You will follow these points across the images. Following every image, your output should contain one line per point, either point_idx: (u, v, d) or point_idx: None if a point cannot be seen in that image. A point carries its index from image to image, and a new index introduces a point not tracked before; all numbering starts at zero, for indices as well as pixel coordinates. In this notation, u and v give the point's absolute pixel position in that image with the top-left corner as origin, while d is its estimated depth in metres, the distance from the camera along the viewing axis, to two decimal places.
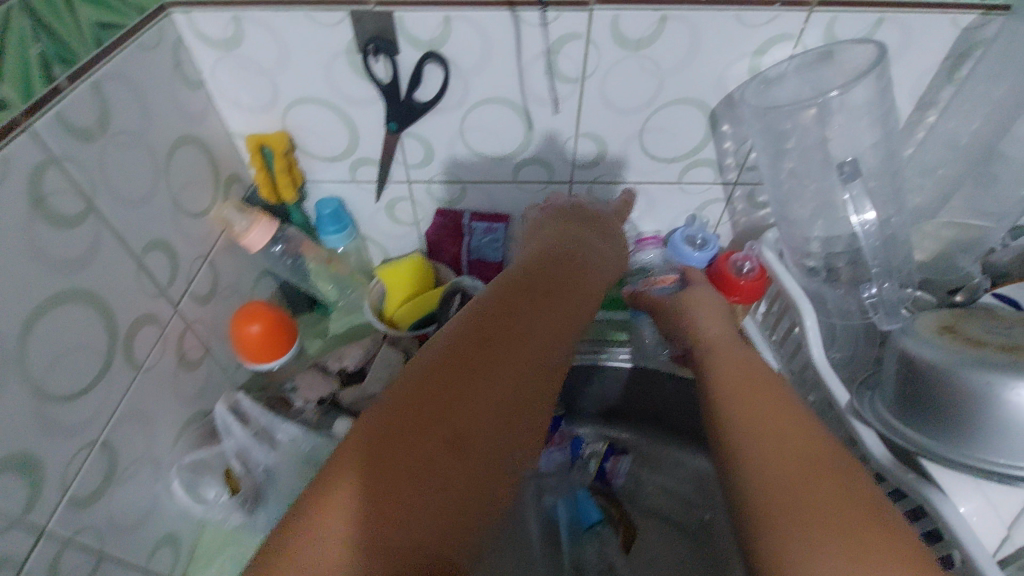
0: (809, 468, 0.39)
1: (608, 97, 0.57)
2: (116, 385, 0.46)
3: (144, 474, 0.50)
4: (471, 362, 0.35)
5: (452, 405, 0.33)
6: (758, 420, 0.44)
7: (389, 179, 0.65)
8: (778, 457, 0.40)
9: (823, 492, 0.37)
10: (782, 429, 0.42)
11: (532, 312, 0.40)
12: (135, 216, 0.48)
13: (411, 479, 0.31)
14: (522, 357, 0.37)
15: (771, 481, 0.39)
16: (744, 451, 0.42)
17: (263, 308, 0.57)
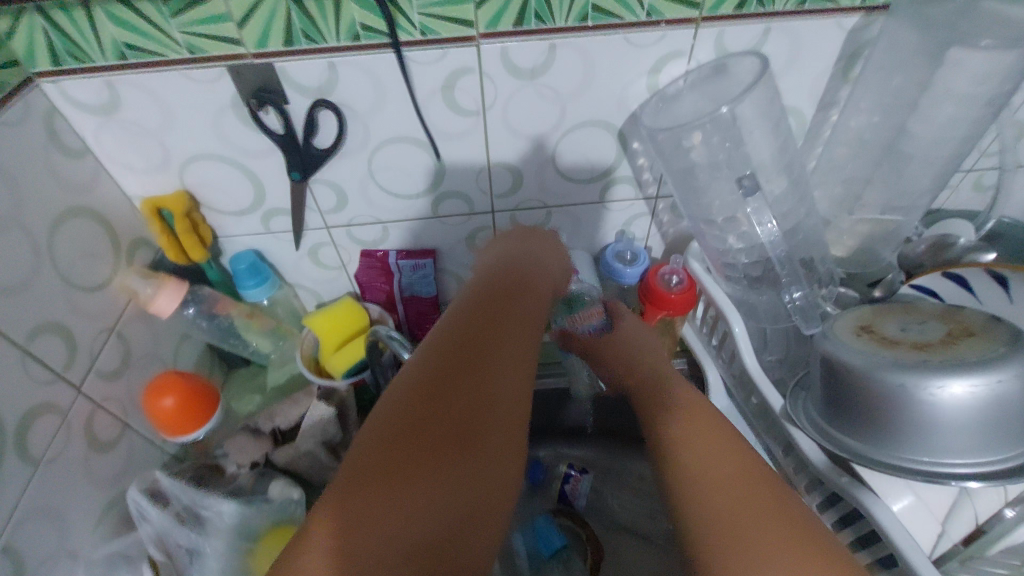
0: (744, 471, 0.37)
1: (513, 126, 0.56)
2: (10, 487, 0.43)
3: (58, 572, 0.47)
4: (433, 399, 0.35)
5: (420, 448, 0.33)
6: (690, 434, 0.42)
7: (306, 226, 0.63)
8: (720, 475, 0.37)
9: (754, 506, 0.35)
10: (720, 442, 0.40)
11: (490, 338, 0.40)
12: (19, 303, 0.45)
13: (383, 531, 0.29)
14: (481, 386, 0.36)
15: (706, 493, 0.37)
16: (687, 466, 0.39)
17: (175, 380, 0.54)
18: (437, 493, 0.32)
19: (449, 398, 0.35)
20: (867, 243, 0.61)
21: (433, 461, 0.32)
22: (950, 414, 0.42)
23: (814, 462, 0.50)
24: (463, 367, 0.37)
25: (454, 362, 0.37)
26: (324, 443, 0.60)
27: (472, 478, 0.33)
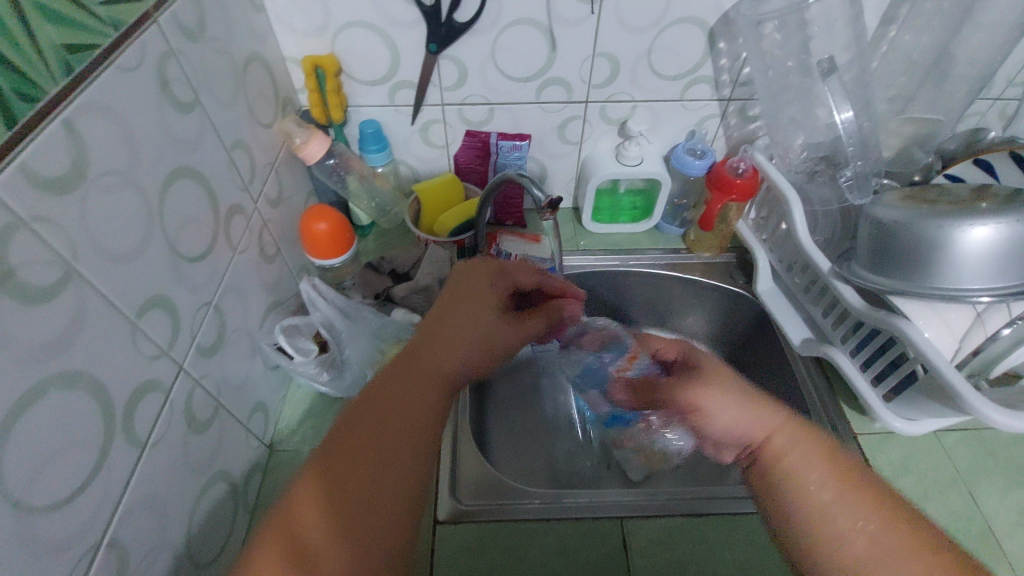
0: (882, 516, 0.38)
1: (622, 18, 0.65)
2: (220, 260, 0.53)
3: (243, 343, 0.56)
4: (354, 443, 0.41)
5: (343, 493, 0.39)
6: (797, 463, 0.42)
7: (426, 101, 0.73)
8: (827, 516, 0.39)
9: (868, 514, 0.38)
10: (843, 498, 0.39)
11: (411, 381, 0.45)
12: (226, 116, 0.55)
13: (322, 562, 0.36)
14: (406, 426, 0.42)
15: (819, 506, 0.40)
16: (805, 522, 0.40)
17: (329, 209, 0.65)
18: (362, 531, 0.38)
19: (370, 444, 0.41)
20: (908, 143, 0.71)
21: (343, 513, 0.38)
22: (975, 254, 0.53)
23: (855, 306, 0.62)
24: (391, 407, 0.43)
25: (377, 404, 0.43)
26: (438, 281, 0.71)
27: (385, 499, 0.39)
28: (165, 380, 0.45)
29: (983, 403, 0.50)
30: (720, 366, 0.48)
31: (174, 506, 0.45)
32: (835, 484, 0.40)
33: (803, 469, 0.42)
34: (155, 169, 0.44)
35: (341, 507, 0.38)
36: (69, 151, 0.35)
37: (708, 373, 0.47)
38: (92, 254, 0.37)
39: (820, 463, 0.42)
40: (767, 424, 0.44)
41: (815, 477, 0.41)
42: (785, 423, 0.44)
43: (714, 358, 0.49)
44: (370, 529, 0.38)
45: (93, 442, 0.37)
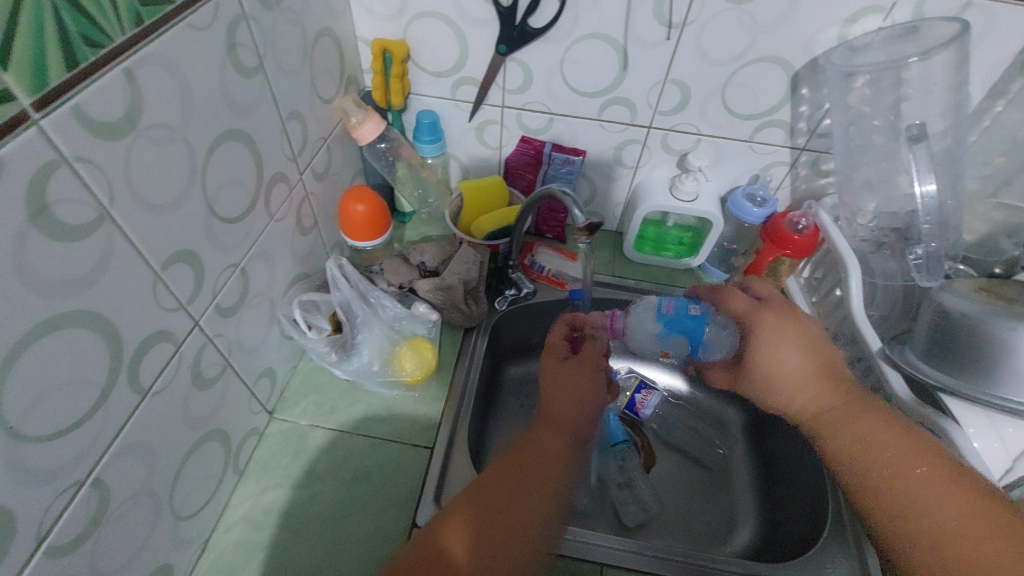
0: (908, 451, 0.47)
1: (702, 47, 0.62)
2: (255, 226, 0.53)
3: (262, 309, 0.57)
4: (499, 472, 0.54)
5: (497, 501, 0.51)
6: (846, 417, 0.51)
7: (486, 101, 0.72)
8: (875, 447, 0.48)
9: (946, 489, 0.43)
10: (887, 441, 0.48)
11: (543, 450, 0.56)
12: (287, 86, 0.55)
13: (476, 540, 0.48)
14: (527, 474, 0.53)
15: (910, 497, 0.45)
16: (858, 455, 0.49)
17: (368, 191, 0.65)
18: (489, 539, 0.48)
19: (495, 484, 0.52)
20: (994, 231, 0.66)
21: (489, 528, 0.49)
22: None
23: (900, 396, 0.56)
24: (515, 463, 0.54)
25: (494, 479, 0.53)
26: (463, 282, 0.70)
27: (502, 536, 0.49)
28: (180, 332, 0.45)
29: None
30: (852, 433, 0.50)
31: (166, 456, 0.46)
32: (902, 444, 0.47)
33: (893, 466, 0.47)
34: (205, 129, 0.44)
35: (492, 533, 0.49)
36: (126, 97, 0.36)
37: (847, 414, 0.51)
38: (128, 200, 0.37)
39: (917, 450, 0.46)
40: (870, 452, 0.48)
41: (909, 483, 0.45)
42: (887, 446, 0.48)
43: (866, 411, 0.51)
44: (508, 494, 0.51)
45: (95, 382, 0.37)
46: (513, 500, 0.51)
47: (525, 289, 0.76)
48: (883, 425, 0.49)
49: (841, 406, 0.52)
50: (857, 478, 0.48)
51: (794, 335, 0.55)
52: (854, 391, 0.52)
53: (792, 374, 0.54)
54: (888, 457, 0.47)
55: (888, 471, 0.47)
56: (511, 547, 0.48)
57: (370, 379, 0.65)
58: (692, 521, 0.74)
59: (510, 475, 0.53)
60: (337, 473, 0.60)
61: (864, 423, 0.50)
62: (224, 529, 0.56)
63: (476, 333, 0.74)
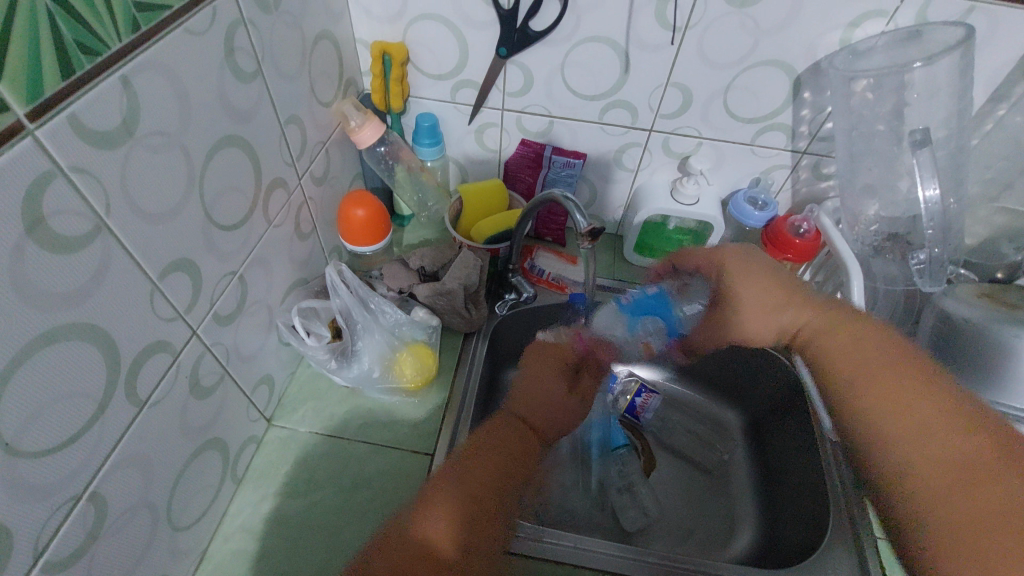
0: (899, 367, 0.46)
1: (704, 50, 0.62)
2: (253, 232, 0.52)
3: (261, 316, 0.56)
4: (465, 476, 0.51)
5: (464, 508, 0.49)
6: (833, 329, 0.51)
7: (486, 103, 0.72)
8: (863, 359, 0.48)
9: (933, 405, 0.43)
10: (881, 354, 0.47)
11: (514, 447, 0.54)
12: (286, 90, 0.55)
13: (441, 558, 0.45)
14: (495, 476, 0.52)
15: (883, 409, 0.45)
16: (839, 366, 0.49)
17: (369, 196, 0.65)
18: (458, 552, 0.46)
19: (460, 490, 0.50)
20: (995, 235, 0.68)
21: (461, 538, 0.47)
22: None
23: None
24: (490, 459, 0.52)
25: (460, 484, 0.51)
26: (464, 287, 0.69)
27: (471, 543, 0.47)
28: (177, 342, 0.45)
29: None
30: (839, 344, 0.50)
31: (163, 466, 0.45)
32: (892, 359, 0.47)
33: (879, 383, 0.46)
34: (203, 136, 0.43)
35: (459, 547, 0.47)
36: (123, 105, 0.35)
37: (831, 327, 0.51)
38: (125, 210, 0.37)
39: (910, 381, 0.45)
40: (842, 361, 0.49)
41: (901, 405, 0.44)
42: (867, 360, 0.47)
43: (855, 325, 0.51)
44: (476, 501, 0.50)
45: (92, 396, 0.37)
46: (478, 505, 0.50)
47: (526, 293, 0.76)
48: (869, 345, 0.48)
49: (820, 322, 0.52)
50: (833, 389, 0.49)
51: (760, 273, 0.54)
52: (842, 309, 0.52)
53: (764, 311, 0.54)
54: (874, 371, 0.47)
55: (874, 395, 0.46)
56: (477, 554, 0.48)
57: (371, 385, 0.64)
58: (693, 525, 0.74)
59: (478, 477, 0.51)
60: (336, 481, 0.60)
61: (849, 344, 0.49)
62: (222, 539, 0.55)
63: (476, 337, 0.73)
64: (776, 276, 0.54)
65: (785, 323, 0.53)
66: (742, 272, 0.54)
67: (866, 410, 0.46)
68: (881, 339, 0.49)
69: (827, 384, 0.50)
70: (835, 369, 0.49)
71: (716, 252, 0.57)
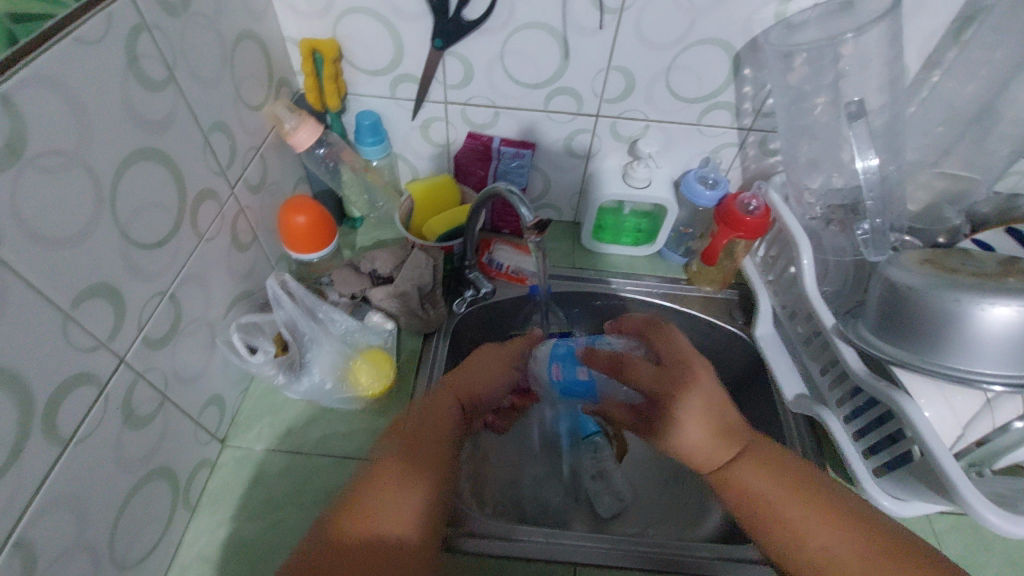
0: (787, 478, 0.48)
1: (642, 32, 0.61)
2: (182, 248, 0.50)
3: (201, 335, 0.54)
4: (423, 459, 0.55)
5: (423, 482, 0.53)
6: (744, 458, 0.50)
7: (428, 97, 0.70)
8: (765, 478, 0.48)
9: (834, 528, 0.43)
10: (780, 470, 0.49)
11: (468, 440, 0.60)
12: (206, 96, 0.52)
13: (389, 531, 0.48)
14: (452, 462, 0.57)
15: (774, 516, 0.46)
16: (729, 479, 0.50)
17: (308, 201, 0.62)
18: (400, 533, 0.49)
19: (394, 481, 0.52)
20: (938, 200, 0.67)
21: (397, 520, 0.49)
22: (996, 334, 0.49)
23: (856, 371, 0.57)
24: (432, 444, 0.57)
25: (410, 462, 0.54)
26: (417, 288, 0.67)
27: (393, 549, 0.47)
28: (103, 372, 0.42)
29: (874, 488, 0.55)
30: (755, 466, 0.49)
31: (100, 504, 0.43)
32: (774, 466, 0.49)
33: (772, 497, 0.47)
34: (109, 152, 0.41)
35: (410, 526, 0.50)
36: (6, 126, 0.32)
37: (741, 457, 0.50)
38: (21, 238, 0.34)
39: (815, 506, 0.45)
40: (763, 485, 0.48)
41: (810, 525, 0.44)
42: (760, 470, 0.49)
43: (759, 449, 0.51)
44: (433, 482, 0.54)
45: (4, 439, 0.34)
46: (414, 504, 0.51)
47: (484, 288, 0.74)
48: (773, 464, 0.49)
49: (735, 450, 0.51)
50: (755, 516, 0.47)
51: (702, 398, 0.54)
52: (739, 435, 0.52)
53: (695, 422, 0.52)
54: (779, 495, 0.47)
55: (794, 517, 0.45)
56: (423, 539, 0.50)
57: (327, 397, 0.62)
58: (667, 505, 0.75)
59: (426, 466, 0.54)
60: (297, 497, 0.58)
61: (760, 470, 0.49)
62: (180, 569, 0.53)
63: (437, 336, 0.72)
64: (717, 405, 0.54)
65: (715, 456, 0.51)
66: (685, 361, 0.58)
67: (779, 530, 0.45)
68: (781, 465, 0.49)
69: (744, 518, 0.48)
70: (753, 493, 0.48)
71: (666, 342, 0.62)
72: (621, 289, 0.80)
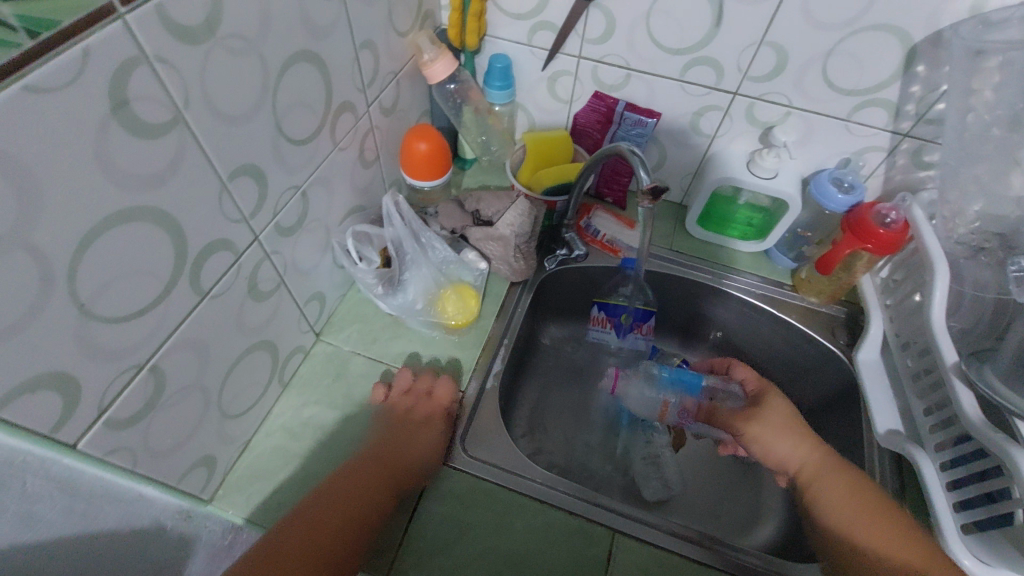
0: (863, 499, 0.55)
1: (809, 9, 0.56)
2: (319, 151, 0.54)
3: (318, 235, 0.59)
4: (335, 510, 0.52)
5: (325, 534, 0.50)
6: (825, 480, 0.57)
7: (563, 49, 0.69)
8: (846, 499, 0.55)
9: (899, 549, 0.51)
10: (856, 494, 0.55)
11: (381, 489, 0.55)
12: (365, 14, 0.55)
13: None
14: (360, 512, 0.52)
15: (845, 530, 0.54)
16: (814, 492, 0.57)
17: (432, 131, 0.65)
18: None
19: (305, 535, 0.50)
20: None
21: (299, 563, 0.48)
22: None
23: (969, 417, 0.51)
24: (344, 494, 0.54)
25: (321, 515, 0.52)
26: (514, 236, 0.68)
27: None
28: (240, 243, 0.47)
29: (957, 543, 0.49)
30: (837, 487, 0.56)
31: (218, 358, 0.49)
32: (855, 489, 0.56)
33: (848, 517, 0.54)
34: (280, 47, 0.45)
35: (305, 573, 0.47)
36: (206, 3, 0.37)
37: (824, 478, 0.57)
38: (203, 107, 0.39)
39: (885, 528, 0.52)
40: (839, 502, 0.56)
41: (882, 540, 0.52)
42: (839, 490, 0.56)
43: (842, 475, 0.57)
44: (335, 534, 0.50)
45: (160, 277, 0.40)
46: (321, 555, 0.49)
47: (577, 251, 0.75)
48: (853, 488, 0.56)
49: (820, 471, 0.58)
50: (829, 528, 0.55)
51: (788, 421, 0.61)
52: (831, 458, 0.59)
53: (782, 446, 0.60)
54: (855, 516, 0.54)
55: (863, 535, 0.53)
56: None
57: (413, 317, 0.67)
58: (717, 507, 0.72)
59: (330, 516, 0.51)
60: (372, 401, 0.63)
61: (842, 493, 0.56)
62: (265, 434, 0.60)
63: (521, 286, 0.74)
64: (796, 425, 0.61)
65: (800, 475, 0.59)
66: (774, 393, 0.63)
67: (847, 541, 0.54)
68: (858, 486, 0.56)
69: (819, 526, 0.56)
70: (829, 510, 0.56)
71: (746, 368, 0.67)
72: (722, 284, 0.76)
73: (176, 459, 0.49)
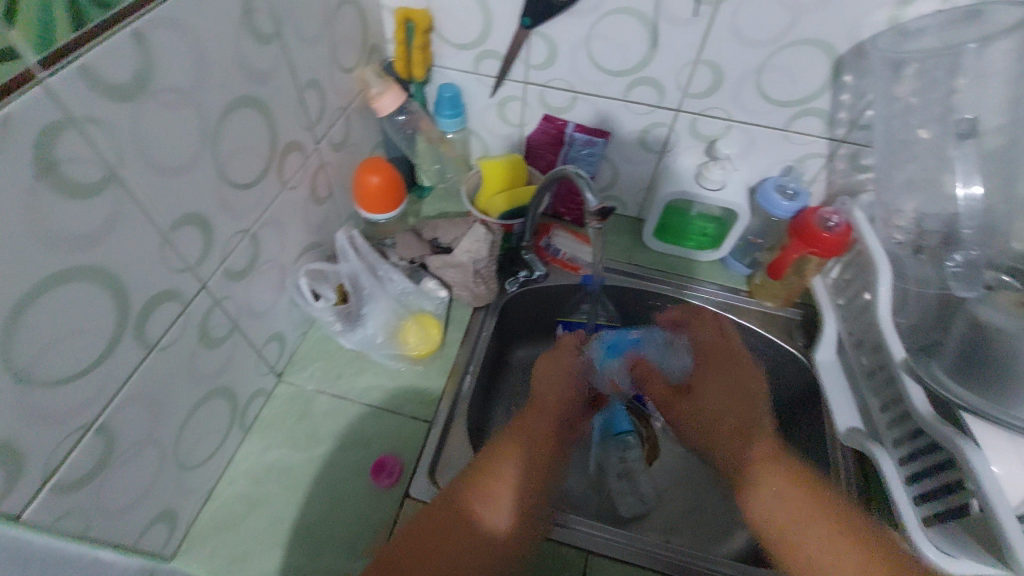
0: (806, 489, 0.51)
1: (738, 28, 0.58)
2: (267, 192, 0.54)
3: (272, 275, 0.58)
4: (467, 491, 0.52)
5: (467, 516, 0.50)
6: (764, 463, 0.54)
7: (509, 76, 0.71)
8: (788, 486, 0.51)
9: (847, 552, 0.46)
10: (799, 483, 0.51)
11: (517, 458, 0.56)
12: (307, 55, 0.56)
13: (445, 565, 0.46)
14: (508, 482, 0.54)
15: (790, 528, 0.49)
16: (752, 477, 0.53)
17: (383, 163, 0.65)
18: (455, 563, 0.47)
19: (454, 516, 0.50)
20: None
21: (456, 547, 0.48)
22: None
23: (919, 411, 0.52)
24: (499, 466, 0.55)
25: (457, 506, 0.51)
26: (471, 262, 0.68)
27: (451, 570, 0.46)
28: (187, 292, 0.47)
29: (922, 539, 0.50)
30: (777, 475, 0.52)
31: (173, 408, 0.48)
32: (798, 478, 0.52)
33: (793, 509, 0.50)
34: (218, 96, 0.45)
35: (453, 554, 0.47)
36: (136, 59, 0.37)
37: (766, 462, 0.54)
38: (137, 161, 0.39)
39: (830, 526, 0.48)
40: (784, 494, 0.51)
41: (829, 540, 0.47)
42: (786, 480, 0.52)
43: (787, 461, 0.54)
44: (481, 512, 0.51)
45: (101, 336, 0.39)
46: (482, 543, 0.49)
47: (537, 272, 0.76)
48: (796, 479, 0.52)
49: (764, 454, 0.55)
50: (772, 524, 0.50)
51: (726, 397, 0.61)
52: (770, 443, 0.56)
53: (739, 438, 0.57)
54: (800, 511, 0.49)
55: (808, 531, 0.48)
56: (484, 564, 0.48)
57: (374, 350, 0.67)
58: (691, 518, 0.73)
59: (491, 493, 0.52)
60: (338, 438, 0.62)
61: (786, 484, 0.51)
62: (228, 481, 0.59)
63: (485, 311, 0.74)
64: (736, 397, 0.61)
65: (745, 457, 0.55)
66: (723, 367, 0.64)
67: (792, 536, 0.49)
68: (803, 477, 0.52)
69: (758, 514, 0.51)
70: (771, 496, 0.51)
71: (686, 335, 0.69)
72: (685, 294, 0.78)
73: (133, 517, 0.47)
